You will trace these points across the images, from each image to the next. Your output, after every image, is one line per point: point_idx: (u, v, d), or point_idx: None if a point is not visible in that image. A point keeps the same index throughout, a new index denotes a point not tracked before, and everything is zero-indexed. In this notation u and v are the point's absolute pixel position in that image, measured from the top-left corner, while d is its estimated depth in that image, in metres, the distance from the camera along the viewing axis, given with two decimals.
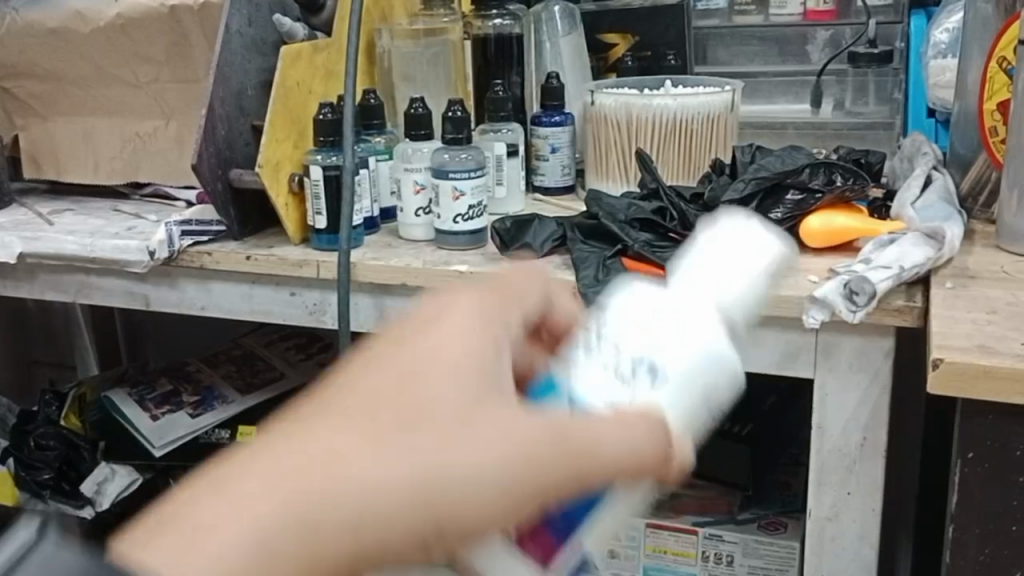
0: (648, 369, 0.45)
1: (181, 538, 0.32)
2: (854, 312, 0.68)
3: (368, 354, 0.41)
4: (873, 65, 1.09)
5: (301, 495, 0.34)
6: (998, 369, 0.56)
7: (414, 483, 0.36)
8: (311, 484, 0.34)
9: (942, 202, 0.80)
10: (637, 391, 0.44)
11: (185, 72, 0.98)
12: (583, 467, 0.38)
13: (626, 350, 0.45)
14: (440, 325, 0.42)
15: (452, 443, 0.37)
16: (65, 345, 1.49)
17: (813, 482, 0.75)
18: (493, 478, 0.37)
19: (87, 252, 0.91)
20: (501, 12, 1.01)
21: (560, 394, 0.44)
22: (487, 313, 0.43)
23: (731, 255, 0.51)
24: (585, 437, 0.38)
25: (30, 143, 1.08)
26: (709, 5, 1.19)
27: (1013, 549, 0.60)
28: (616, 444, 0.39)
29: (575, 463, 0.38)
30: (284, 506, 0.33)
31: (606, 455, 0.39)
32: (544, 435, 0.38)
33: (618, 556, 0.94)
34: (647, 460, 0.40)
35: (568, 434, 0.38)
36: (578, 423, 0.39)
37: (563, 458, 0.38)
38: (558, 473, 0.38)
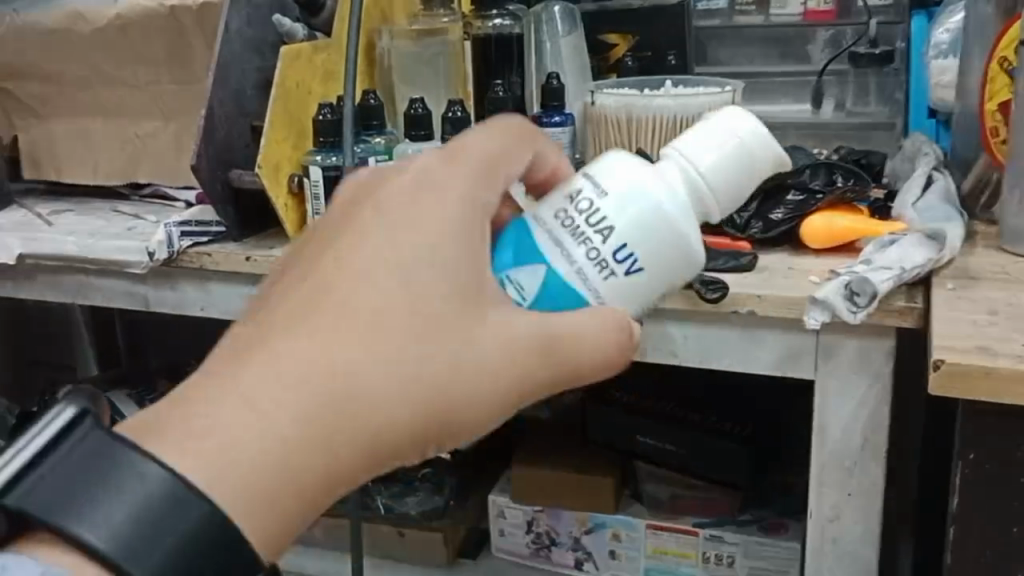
0: (624, 252, 0.51)
1: (221, 456, 0.38)
2: (855, 312, 0.68)
3: (360, 218, 0.44)
4: (874, 66, 1.09)
5: (324, 410, 0.40)
6: (999, 371, 0.56)
7: (424, 388, 0.42)
8: (332, 398, 0.40)
9: (943, 203, 0.79)
10: (614, 273, 0.51)
11: (185, 72, 0.98)
12: (560, 364, 0.47)
13: (610, 227, 0.50)
14: (430, 192, 0.45)
15: (434, 353, 0.43)
16: (64, 346, 1.48)
17: (813, 483, 0.75)
18: (486, 379, 0.44)
19: (87, 253, 0.91)
20: (502, 13, 1.01)
21: (544, 259, 0.51)
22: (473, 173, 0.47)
23: (723, 143, 0.55)
24: (564, 334, 0.47)
25: (29, 143, 1.07)
26: (709, 5, 1.18)
27: (1014, 551, 0.60)
28: (587, 342, 0.48)
29: (553, 363, 0.47)
30: (309, 421, 0.40)
31: (580, 352, 0.47)
32: (529, 342, 0.46)
33: (618, 556, 0.97)
34: (613, 355, 0.49)
35: (552, 341, 0.46)
36: (558, 324, 0.47)
37: (544, 361, 0.46)
38: (540, 373, 0.46)
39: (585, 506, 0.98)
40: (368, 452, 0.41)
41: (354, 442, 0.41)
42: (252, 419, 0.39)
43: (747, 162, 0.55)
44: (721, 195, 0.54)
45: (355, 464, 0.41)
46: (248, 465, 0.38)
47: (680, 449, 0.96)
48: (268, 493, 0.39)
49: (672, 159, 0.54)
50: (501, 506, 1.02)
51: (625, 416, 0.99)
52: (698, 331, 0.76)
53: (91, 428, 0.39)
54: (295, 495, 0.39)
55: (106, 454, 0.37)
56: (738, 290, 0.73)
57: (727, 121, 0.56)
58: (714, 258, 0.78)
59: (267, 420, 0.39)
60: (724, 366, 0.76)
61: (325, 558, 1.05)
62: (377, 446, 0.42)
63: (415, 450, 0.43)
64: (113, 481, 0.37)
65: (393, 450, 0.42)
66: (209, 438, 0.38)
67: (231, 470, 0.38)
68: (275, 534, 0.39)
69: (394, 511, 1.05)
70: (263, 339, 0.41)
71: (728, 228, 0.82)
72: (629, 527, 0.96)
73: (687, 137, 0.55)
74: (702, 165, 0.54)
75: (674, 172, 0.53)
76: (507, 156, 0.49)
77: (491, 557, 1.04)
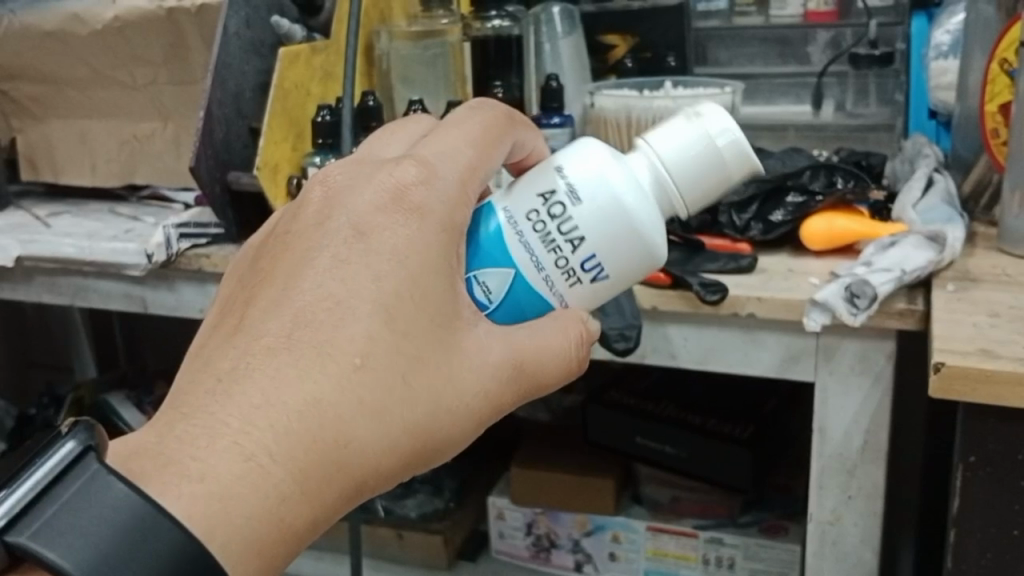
0: (593, 261, 0.46)
1: (214, 502, 0.35)
2: (855, 315, 0.67)
3: (335, 237, 0.41)
4: (873, 67, 1.08)
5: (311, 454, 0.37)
6: (1002, 373, 0.55)
7: (406, 425, 0.40)
8: (318, 443, 0.38)
9: (943, 205, 0.79)
10: (581, 282, 0.47)
11: (184, 74, 0.98)
12: (535, 384, 0.45)
13: (581, 236, 0.46)
14: (410, 205, 0.42)
15: (414, 392, 0.40)
16: (64, 349, 1.49)
17: (813, 486, 0.75)
18: (467, 407, 0.42)
19: (84, 255, 0.90)
20: (501, 14, 1.02)
21: (513, 265, 0.46)
22: (458, 180, 0.44)
23: (706, 143, 0.48)
24: (535, 359, 0.44)
25: (28, 146, 1.08)
26: (709, 7, 1.19)
27: (1014, 555, 0.59)
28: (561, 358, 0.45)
29: (528, 385, 0.44)
30: (298, 468, 0.37)
31: (551, 368, 0.45)
32: (510, 368, 0.43)
33: (619, 558, 0.97)
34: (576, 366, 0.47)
35: (525, 362, 0.44)
36: (535, 344, 0.45)
37: (523, 382, 0.44)
38: (519, 396, 0.44)
39: (584, 508, 0.98)
40: (351, 494, 0.39)
41: (339, 486, 0.38)
42: (240, 467, 0.36)
43: (730, 164, 0.49)
44: (695, 199, 0.49)
45: (336, 509, 0.39)
46: (236, 516, 0.36)
47: (680, 452, 0.95)
48: (256, 543, 0.36)
49: (648, 155, 0.49)
50: (500, 508, 1.01)
51: (626, 419, 0.98)
52: (698, 333, 0.76)
53: (89, 457, 0.36)
54: (280, 545, 0.37)
55: (101, 490, 0.35)
56: (738, 292, 0.72)
57: (716, 114, 0.49)
58: (714, 260, 0.77)
59: (259, 471, 0.36)
60: (724, 368, 0.76)
61: (323, 561, 1.05)
62: (359, 489, 0.39)
63: (392, 483, 0.41)
64: (107, 520, 0.34)
65: (373, 488, 0.40)
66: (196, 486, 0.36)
67: (218, 522, 0.35)
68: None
69: (394, 513, 1.05)
70: (242, 372, 0.38)
71: (727, 230, 0.82)
72: (629, 529, 0.96)
73: (669, 130, 0.49)
74: (676, 169, 0.48)
75: (645, 172, 0.48)
76: (487, 156, 0.46)
77: (491, 559, 1.04)
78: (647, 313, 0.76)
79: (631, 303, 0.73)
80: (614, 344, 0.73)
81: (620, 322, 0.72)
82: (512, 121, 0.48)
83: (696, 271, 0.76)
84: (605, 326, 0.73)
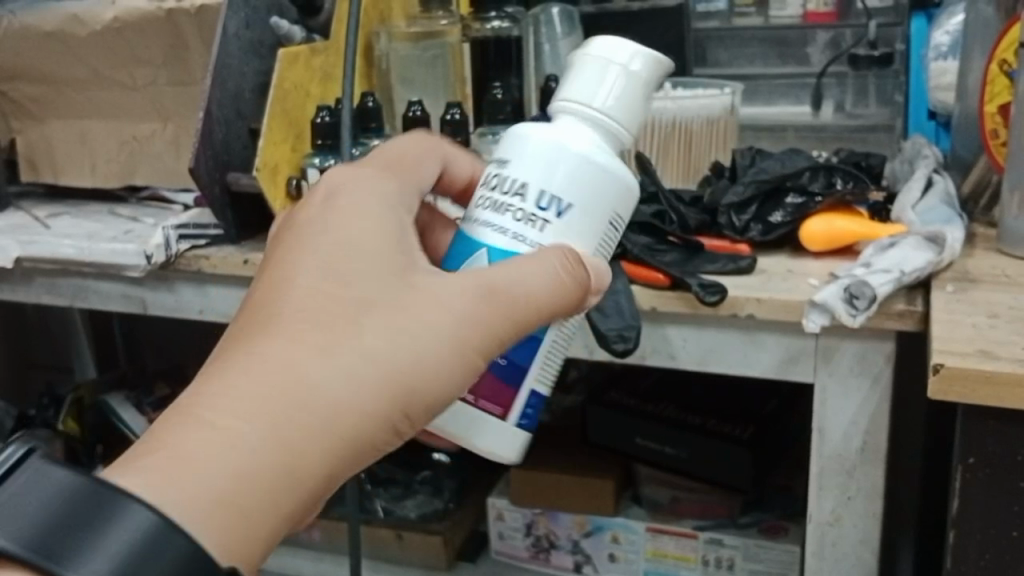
0: (546, 198, 0.51)
1: (184, 467, 0.40)
2: (855, 316, 0.67)
3: (284, 254, 0.48)
4: (872, 68, 1.09)
5: (275, 409, 0.42)
6: (1001, 374, 0.55)
7: (368, 373, 0.44)
8: (280, 398, 0.42)
9: (942, 206, 0.79)
10: (548, 222, 0.51)
11: (183, 75, 0.98)
12: (507, 322, 0.48)
13: (526, 185, 0.51)
14: (355, 206, 0.50)
15: (367, 335, 0.45)
16: (64, 349, 1.49)
17: (813, 487, 0.75)
18: (432, 356, 0.46)
19: (83, 255, 0.90)
20: (500, 14, 1.01)
21: (480, 245, 0.52)
22: (400, 187, 0.53)
23: (622, 73, 0.52)
24: (504, 293, 0.48)
25: (28, 147, 1.08)
26: (709, 7, 1.19)
27: (1014, 556, 0.59)
28: (535, 296, 0.49)
29: (501, 322, 0.48)
30: (265, 425, 0.41)
31: (524, 309, 0.49)
32: (472, 313, 0.47)
33: (619, 559, 0.97)
34: (562, 309, 0.50)
35: (494, 299, 0.48)
36: (509, 287, 0.48)
37: (493, 323, 0.48)
38: (489, 339, 0.48)
39: (584, 509, 0.98)
40: (327, 444, 0.43)
41: (308, 434, 0.42)
42: (208, 437, 0.41)
43: (648, 80, 0.53)
44: (636, 124, 0.53)
45: (313, 461, 0.42)
46: (206, 476, 0.40)
47: (680, 453, 0.96)
48: (231, 499, 0.40)
49: (576, 111, 0.52)
50: (500, 509, 1.01)
51: (625, 419, 0.99)
52: (697, 334, 0.75)
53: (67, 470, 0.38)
54: (258, 501, 0.41)
55: (96, 493, 0.37)
56: (738, 293, 0.72)
57: (614, 40, 0.53)
58: (713, 262, 0.77)
59: (225, 438, 0.41)
60: (723, 369, 0.76)
61: (323, 562, 1.05)
62: (333, 440, 0.43)
63: (373, 435, 0.45)
64: (111, 518, 0.36)
65: (351, 442, 0.44)
66: (168, 461, 0.40)
67: (189, 486, 0.39)
68: (244, 545, 0.41)
69: (394, 514, 1.05)
70: (209, 372, 0.44)
71: (727, 231, 0.82)
72: (629, 529, 0.96)
73: (583, 75, 0.52)
74: (610, 110, 0.52)
75: (582, 129, 0.52)
76: (421, 167, 0.56)
77: (491, 560, 1.04)
78: (646, 314, 0.76)
79: (630, 304, 0.73)
80: (613, 344, 0.72)
81: (619, 323, 0.72)
82: (445, 152, 0.59)
83: (695, 271, 0.76)
84: (604, 327, 0.73)
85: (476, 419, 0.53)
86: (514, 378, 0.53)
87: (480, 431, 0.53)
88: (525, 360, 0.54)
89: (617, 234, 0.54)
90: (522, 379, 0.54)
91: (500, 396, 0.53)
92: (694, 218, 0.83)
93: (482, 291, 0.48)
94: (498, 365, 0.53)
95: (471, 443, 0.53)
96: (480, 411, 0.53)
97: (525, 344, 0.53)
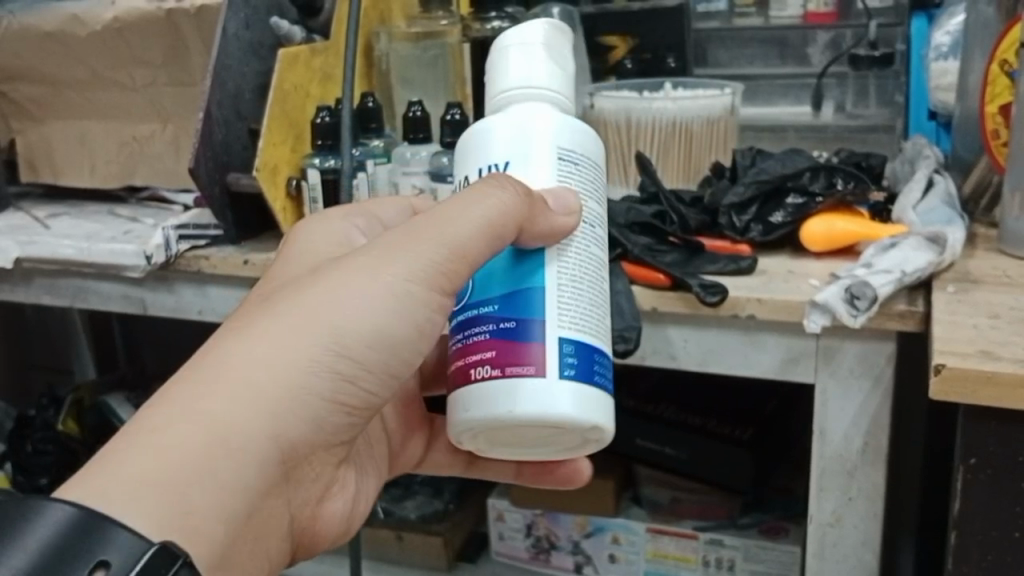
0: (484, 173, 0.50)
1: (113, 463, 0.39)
2: (855, 317, 0.67)
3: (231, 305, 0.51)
4: (873, 68, 1.08)
5: (190, 390, 0.42)
6: (1003, 375, 0.55)
7: (286, 329, 0.45)
8: (194, 381, 0.43)
9: (943, 206, 0.78)
10: None
11: (183, 76, 0.98)
12: (447, 256, 0.47)
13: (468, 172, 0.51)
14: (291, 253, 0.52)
15: (290, 309, 0.46)
16: (64, 350, 1.49)
17: (813, 488, 0.75)
18: (358, 304, 0.46)
19: (83, 256, 0.90)
20: (500, 15, 0.99)
21: None
22: (349, 220, 0.58)
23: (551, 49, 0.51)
24: (442, 228, 0.47)
25: (27, 148, 1.08)
26: (709, 8, 1.18)
27: (1016, 557, 0.59)
28: (474, 221, 0.47)
29: (434, 256, 0.47)
30: (184, 405, 0.42)
31: (474, 241, 0.47)
32: (394, 258, 0.47)
33: (619, 560, 0.97)
34: (513, 237, 0.47)
35: (437, 239, 0.47)
36: (436, 227, 0.48)
37: (423, 260, 0.47)
38: (422, 274, 0.47)
39: (584, 510, 0.98)
40: (256, 404, 0.43)
41: (231, 398, 0.42)
42: (130, 438, 0.40)
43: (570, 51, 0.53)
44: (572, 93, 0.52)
45: (244, 421, 0.42)
46: (130, 464, 0.39)
47: (680, 454, 0.95)
48: (163, 476, 0.39)
49: (521, 95, 0.50)
50: (500, 510, 1.01)
51: (625, 422, 0.98)
52: (697, 335, 0.75)
53: (61, 504, 0.37)
54: (195, 472, 0.40)
55: (100, 530, 0.36)
56: (738, 294, 0.72)
57: (520, 25, 0.52)
58: (714, 262, 0.77)
59: (144, 431, 0.41)
60: (723, 370, 0.76)
61: (322, 562, 1.05)
62: (261, 397, 0.43)
63: (306, 382, 0.45)
64: (104, 550, 0.36)
65: (283, 394, 0.44)
66: (93, 470, 0.39)
67: (114, 477, 0.39)
68: (193, 519, 0.39)
69: (394, 515, 1.05)
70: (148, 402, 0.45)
71: (727, 231, 0.82)
72: (629, 530, 0.96)
73: (514, 60, 0.51)
74: (556, 86, 0.51)
75: (540, 106, 0.50)
76: (382, 208, 0.61)
77: (491, 561, 1.04)
78: (647, 315, 0.76)
79: (630, 305, 0.73)
80: (614, 344, 0.73)
81: (620, 324, 0.73)
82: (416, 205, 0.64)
83: (695, 272, 0.76)
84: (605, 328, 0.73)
85: (505, 390, 0.47)
86: (532, 333, 0.47)
87: (518, 398, 0.46)
88: (536, 311, 0.47)
89: (588, 169, 0.51)
90: (542, 329, 0.47)
91: (525, 354, 0.46)
92: (695, 219, 0.82)
93: (403, 242, 0.48)
94: (510, 330, 0.47)
95: (513, 416, 0.47)
96: (513, 379, 0.46)
97: (528, 299, 0.47)
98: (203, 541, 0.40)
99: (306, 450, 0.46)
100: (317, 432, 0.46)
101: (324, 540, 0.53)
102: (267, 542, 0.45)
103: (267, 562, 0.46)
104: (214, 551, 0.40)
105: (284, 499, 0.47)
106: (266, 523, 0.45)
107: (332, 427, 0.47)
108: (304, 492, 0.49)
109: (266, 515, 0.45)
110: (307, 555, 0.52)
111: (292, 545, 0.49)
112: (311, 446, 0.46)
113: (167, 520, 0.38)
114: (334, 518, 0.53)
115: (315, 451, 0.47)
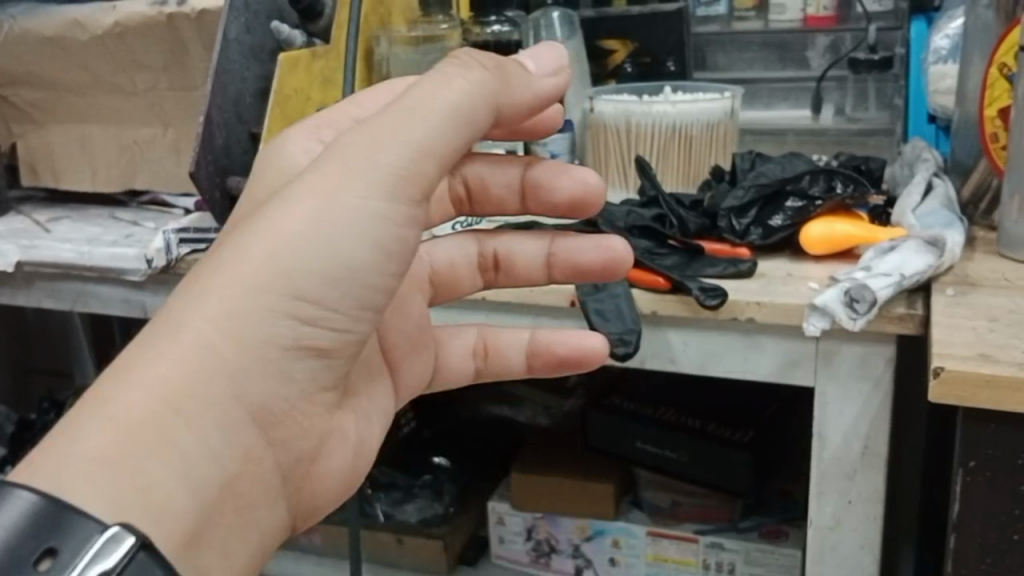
0: None
1: (54, 454, 0.36)
2: (855, 320, 0.67)
3: None
4: (874, 71, 1.08)
5: (137, 359, 0.39)
6: (1002, 378, 0.55)
7: (234, 278, 0.40)
8: (146, 348, 0.39)
9: (941, 208, 0.79)
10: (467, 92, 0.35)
11: (184, 80, 0.98)
12: (411, 155, 0.42)
13: None
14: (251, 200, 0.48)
15: (240, 256, 0.41)
16: (64, 354, 1.49)
17: (813, 490, 0.74)
18: (315, 237, 0.41)
19: (84, 260, 0.90)
20: (501, 19, 1.03)
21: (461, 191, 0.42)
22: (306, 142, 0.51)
23: None
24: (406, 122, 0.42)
25: (29, 151, 1.07)
26: (709, 12, 1.19)
27: (1014, 559, 0.59)
28: (439, 115, 0.42)
29: (395, 157, 0.42)
30: (127, 381, 0.38)
31: (440, 135, 0.42)
32: (350, 174, 0.42)
33: (619, 563, 0.97)
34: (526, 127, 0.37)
35: (397, 136, 0.42)
36: (391, 129, 0.42)
37: (382, 175, 0.42)
38: (382, 182, 0.42)
39: (584, 512, 0.98)
40: (211, 367, 0.39)
41: (183, 362, 0.39)
42: (84, 412, 0.37)
43: None
44: None
45: (201, 387, 0.39)
46: (83, 439, 0.36)
47: (680, 457, 0.95)
48: (119, 448, 0.36)
49: None
50: (500, 514, 1.01)
51: (625, 425, 0.98)
52: (697, 338, 0.75)
53: (20, 492, 0.34)
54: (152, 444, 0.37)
55: (63, 523, 0.34)
56: (738, 297, 0.72)
57: None
58: (713, 265, 0.77)
59: (99, 401, 0.37)
60: (723, 373, 0.76)
61: (323, 567, 1.05)
62: (215, 357, 0.39)
63: (264, 335, 0.40)
64: (61, 542, 0.33)
65: (241, 353, 0.40)
66: (49, 449, 0.36)
67: (69, 457, 0.36)
68: (157, 489, 0.37)
69: (394, 519, 1.04)
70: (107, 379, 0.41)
71: (727, 235, 0.81)
72: (629, 534, 0.96)
73: None
74: None
75: None
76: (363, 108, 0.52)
77: (491, 565, 1.04)
78: (647, 318, 0.76)
79: (628, 307, 0.74)
80: (614, 348, 0.73)
81: (619, 327, 0.73)
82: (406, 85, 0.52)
83: (695, 275, 0.76)
84: (605, 330, 0.74)
85: None
86: None
87: None
88: None
89: None
90: None
91: None
92: (695, 222, 0.82)
93: (356, 147, 0.42)
94: None
95: None
96: None
97: None
98: (170, 514, 0.37)
99: (279, 407, 0.42)
100: (286, 386, 0.42)
101: (324, 505, 0.48)
102: (254, 509, 0.42)
103: (259, 531, 0.42)
104: (183, 528, 0.37)
105: (269, 462, 0.43)
106: (250, 492, 0.41)
107: (305, 375, 0.43)
108: (297, 451, 0.45)
109: (248, 482, 0.41)
110: (311, 523, 0.48)
111: (291, 511, 0.45)
112: (282, 402, 0.42)
113: (128, 498, 0.36)
114: (330, 485, 0.48)
115: (290, 402, 0.43)
